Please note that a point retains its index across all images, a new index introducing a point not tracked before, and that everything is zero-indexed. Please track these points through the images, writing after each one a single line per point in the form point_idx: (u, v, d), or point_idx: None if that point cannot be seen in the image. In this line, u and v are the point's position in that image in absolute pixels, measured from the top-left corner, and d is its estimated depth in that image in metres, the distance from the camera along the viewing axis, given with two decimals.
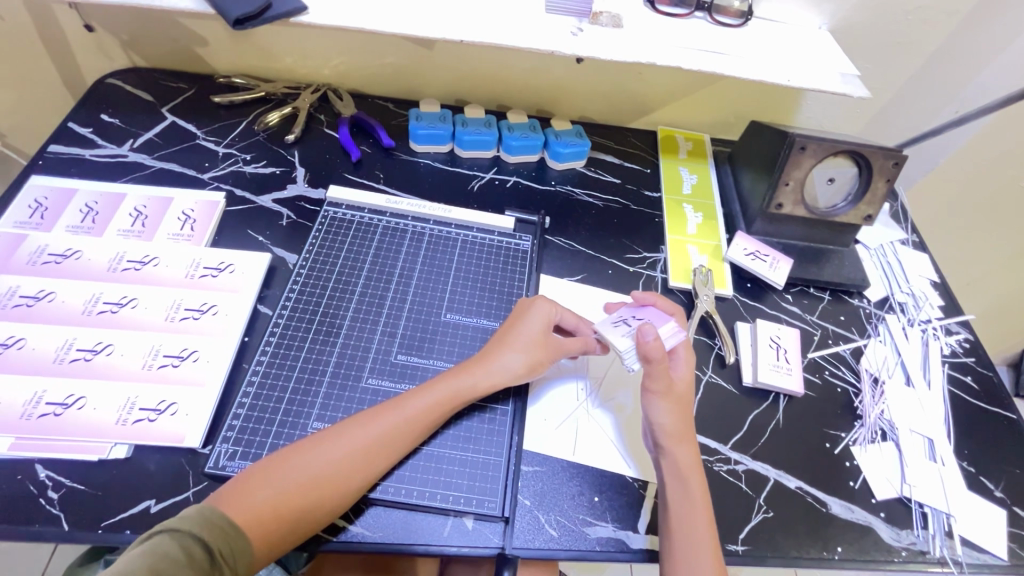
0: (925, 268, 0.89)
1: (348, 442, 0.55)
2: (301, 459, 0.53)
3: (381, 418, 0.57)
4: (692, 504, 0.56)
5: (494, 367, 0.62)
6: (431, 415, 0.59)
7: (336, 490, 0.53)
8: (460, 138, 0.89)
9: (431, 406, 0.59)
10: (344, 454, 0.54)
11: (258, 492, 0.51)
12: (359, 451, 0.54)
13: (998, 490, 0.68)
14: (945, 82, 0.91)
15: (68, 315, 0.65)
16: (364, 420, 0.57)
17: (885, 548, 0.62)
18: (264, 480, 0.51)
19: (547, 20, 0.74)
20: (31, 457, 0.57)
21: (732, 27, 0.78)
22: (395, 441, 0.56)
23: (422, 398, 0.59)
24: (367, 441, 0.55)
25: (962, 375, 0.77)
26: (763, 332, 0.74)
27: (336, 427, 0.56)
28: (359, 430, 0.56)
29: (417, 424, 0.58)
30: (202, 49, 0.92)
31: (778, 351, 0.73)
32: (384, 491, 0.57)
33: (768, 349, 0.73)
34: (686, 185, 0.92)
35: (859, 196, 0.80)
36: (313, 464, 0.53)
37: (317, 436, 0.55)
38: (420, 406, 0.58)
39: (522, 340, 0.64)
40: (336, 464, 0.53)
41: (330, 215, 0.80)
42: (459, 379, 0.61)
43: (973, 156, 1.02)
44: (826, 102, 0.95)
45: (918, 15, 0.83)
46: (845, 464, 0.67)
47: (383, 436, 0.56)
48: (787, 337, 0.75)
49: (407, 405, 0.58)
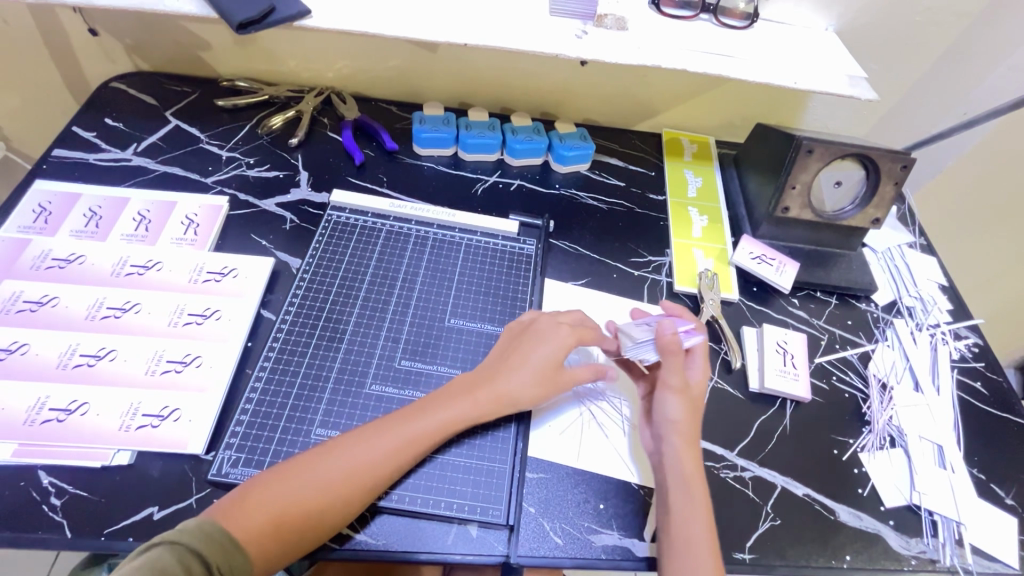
0: (933, 271, 0.88)
1: (349, 460, 0.54)
2: (304, 474, 0.53)
3: (384, 435, 0.56)
4: (692, 514, 0.56)
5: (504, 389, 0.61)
6: (436, 433, 0.58)
7: (338, 505, 0.52)
8: (464, 142, 0.88)
9: (438, 425, 0.58)
10: (347, 471, 0.53)
11: (257, 506, 0.50)
12: (361, 470, 0.54)
13: (1009, 497, 0.67)
14: (953, 83, 0.91)
15: (72, 320, 0.65)
16: (367, 435, 0.56)
17: (894, 556, 0.61)
18: (266, 491, 0.51)
19: (551, 22, 0.73)
20: (34, 463, 0.56)
21: (738, 29, 0.77)
22: (397, 459, 0.55)
23: (427, 415, 0.58)
24: (369, 459, 0.54)
25: (971, 380, 0.76)
26: (770, 337, 0.73)
27: (339, 440, 0.56)
28: (361, 448, 0.55)
29: (422, 442, 0.57)
30: (206, 53, 0.92)
31: (784, 356, 0.72)
32: (390, 499, 0.57)
33: (774, 355, 0.72)
34: (691, 188, 0.92)
35: (866, 200, 0.79)
36: (314, 480, 0.52)
37: (319, 451, 0.55)
38: (422, 426, 0.57)
39: (537, 362, 0.63)
40: (336, 482, 0.52)
41: (334, 219, 0.80)
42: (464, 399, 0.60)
43: (982, 158, 1.01)
44: (833, 104, 0.94)
45: (926, 16, 0.82)
46: (853, 472, 0.66)
47: (385, 454, 0.55)
48: (794, 341, 0.74)
49: (412, 422, 0.57)
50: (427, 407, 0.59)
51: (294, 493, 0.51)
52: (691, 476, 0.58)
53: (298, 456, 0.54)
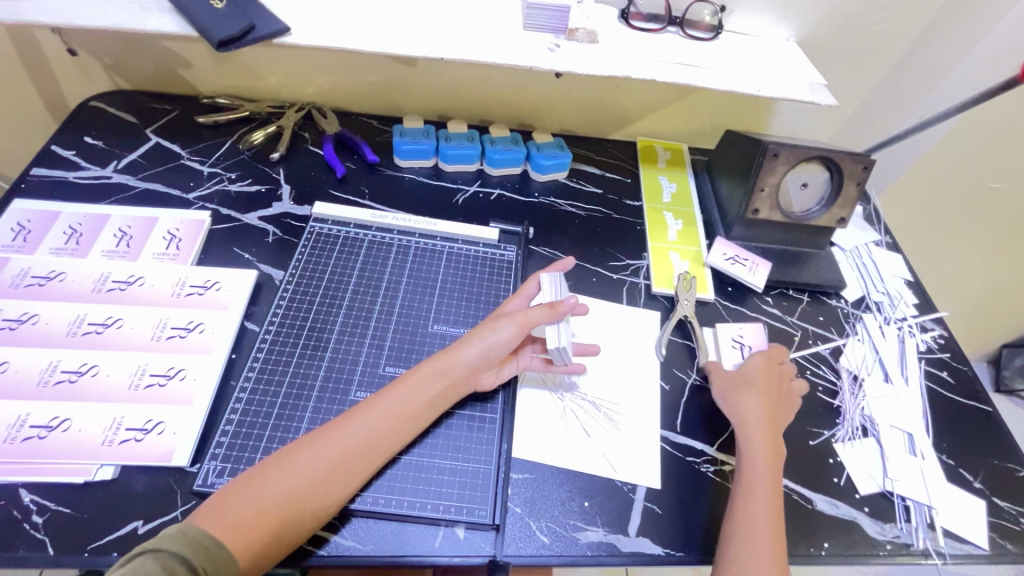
0: (899, 267, 0.92)
1: (325, 455, 0.54)
2: (245, 495, 0.51)
3: (354, 427, 0.57)
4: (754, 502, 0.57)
5: (459, 379, 0.63)
6: (408, 420, 0.59)
7: (293, 518, 0.52)
8: (444, 153, 0.90)
9: (381, 422, 0.58)
10: (291, 482, 0.52)
11: (207, 529, 0.49)
12: (337, 464, 0.55)
13: (977, 481, 0.69)
14: (909, 89, 0.95)
15: (53, 336, 0.65)
16: (339, 427, 0.57)
17: (870, 542, 0.63)
18: (232, 504, 0.51)
19: (525, 36, 0.75)
20: (14, 481, 0.56)
21: (705, 40, 0.81)
22: (372, 451, 0.57)
23: (370, 414, 0.58)
24: (313, 468, 0.54)
25: (939, 370, 0.79)
26: (724, 334, 0.76)
27: (276, 457, 0.54)
28: (335, 441, 0.55)
29: (369, 440, 0.57)
30: (186, 71, 0.93)
31: (742, 349, 0.75)
32: (364, 502, 0.57)
33: (731, 350, 0.75)
34: (666, 194, 0.95)
35: (831, 200, 0.82)
36: (259, 499, 0.51)
37: (295, 448, 0.55)
38: (391, 415, 0.58)
39: (494, 352, 0.64)
40: (311, 479, 0.53)
41: (316, 231, 0.81)
42: (435, 384, 0.61)
43: (941, 159, 1.06)
44: (799, 111, 0.98)
45: (881, 26, 0.87)
46: (828, 461, 0.68)
47: (359, 448, 0.56)
48: (749, 333, 0.77)
49: (356, 421, 0.57)
50: (369, 404, 0.59)
51: (240, 513, 0.50)
52: (765, 485, 0.59)
53: (239, 478, 0.53)
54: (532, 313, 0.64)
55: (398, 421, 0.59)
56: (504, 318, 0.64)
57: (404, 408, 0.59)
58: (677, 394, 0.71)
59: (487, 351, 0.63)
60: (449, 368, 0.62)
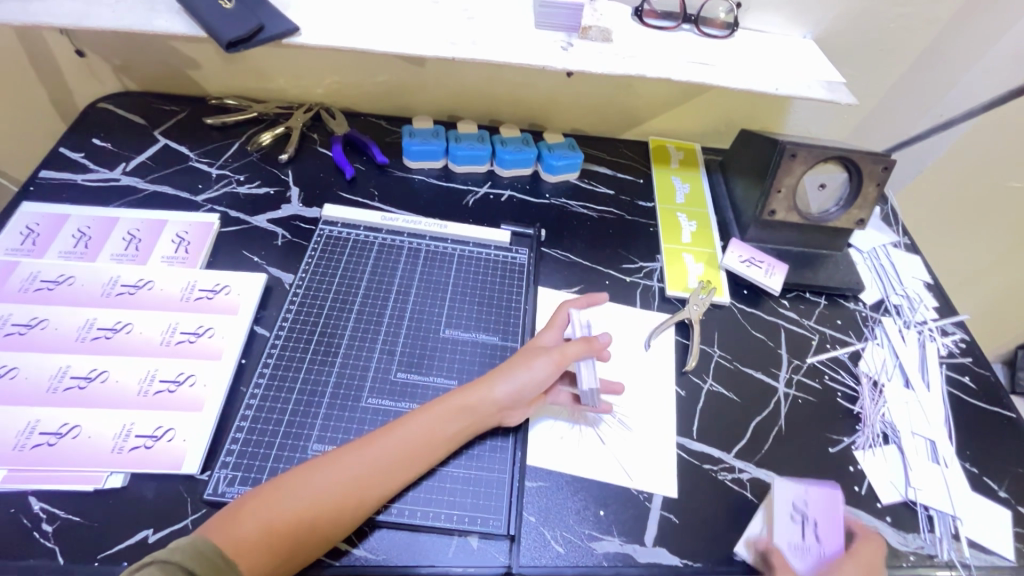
0: (918, 269, 0.90)
1: (342, 478, 0.53)
2: (259, 512, 0.50)
3: (374, 452, 0.55)
4: None
5: (488, 415, 0.61)
6: (429, 449, 0.58)
7: (303, 539, 0.51)
8: (453, 154, 0.89)
9: (403, 450, 0.56)
10: (306, 501, 0.52)
11: (217, 542, 0.48)
12: (354, 488, 0.53)
13: (1002, 490, 0.68)
14: (929, 86, 0.93)
15: (63, 341, 0.65)
16: (359, 450, 0.55)
17: (893, 552, 0.61)
18: (245, 518, 0.50)
19: (537, 35, 0.74)
20: (24, 489, 0.56)
21: (720, 38, 0.79)
22: (390, 478, 0.55)
23: (392, 441, 0.56)
24: (329, 490, 0.52)
25: (960, 375, 0.78)
26: (781, 501, 0.59)
27: (291, 472, 0.54)
28: (354, 465, 0.54)
29: (388, 467, 0.55)
30: (194, 72, 0.92)
31: (804, 527, 0.58)
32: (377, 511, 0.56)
33: (789, 525, 0.58)
34: (679, 195, 0.93)
35: (850, 201, 0.80)
36: (272, 517, 0.50)
37: (313, 467, 0.54)
38: (414, 442, 0.57)
39: (528, 390, 0.62)
40: (326, 502, 0.52)
41: (325, 234, 0.80)
42: (462, 416, 0.60)
43: (960, 159, 1.04)
44: (815, 110, 0.96)
45: (900, 23, 0.85)
46: (849, 469, 0.67)
47: (377, 474, 0.55)
48: (815, 503, 0.59)
49: (378, 446, 0.56)
50: (393, 428, 0.57)
51: (247, 528, 0.49)
52: None
53: (254, 491, 0.52)
54: (570, 350, 0.64)
55: (420, 451, 0.57)
56: (541, 355, 0.63)
57: (428, 437, 0.58)
58: (694, 401, 0.70)
59: (519, 388, 0.61)
60: (479, 401, 0.60)
